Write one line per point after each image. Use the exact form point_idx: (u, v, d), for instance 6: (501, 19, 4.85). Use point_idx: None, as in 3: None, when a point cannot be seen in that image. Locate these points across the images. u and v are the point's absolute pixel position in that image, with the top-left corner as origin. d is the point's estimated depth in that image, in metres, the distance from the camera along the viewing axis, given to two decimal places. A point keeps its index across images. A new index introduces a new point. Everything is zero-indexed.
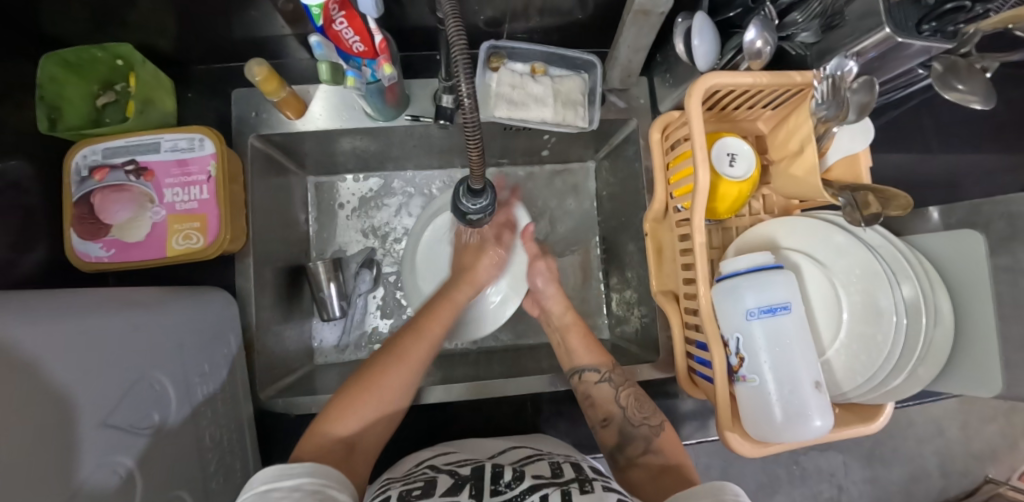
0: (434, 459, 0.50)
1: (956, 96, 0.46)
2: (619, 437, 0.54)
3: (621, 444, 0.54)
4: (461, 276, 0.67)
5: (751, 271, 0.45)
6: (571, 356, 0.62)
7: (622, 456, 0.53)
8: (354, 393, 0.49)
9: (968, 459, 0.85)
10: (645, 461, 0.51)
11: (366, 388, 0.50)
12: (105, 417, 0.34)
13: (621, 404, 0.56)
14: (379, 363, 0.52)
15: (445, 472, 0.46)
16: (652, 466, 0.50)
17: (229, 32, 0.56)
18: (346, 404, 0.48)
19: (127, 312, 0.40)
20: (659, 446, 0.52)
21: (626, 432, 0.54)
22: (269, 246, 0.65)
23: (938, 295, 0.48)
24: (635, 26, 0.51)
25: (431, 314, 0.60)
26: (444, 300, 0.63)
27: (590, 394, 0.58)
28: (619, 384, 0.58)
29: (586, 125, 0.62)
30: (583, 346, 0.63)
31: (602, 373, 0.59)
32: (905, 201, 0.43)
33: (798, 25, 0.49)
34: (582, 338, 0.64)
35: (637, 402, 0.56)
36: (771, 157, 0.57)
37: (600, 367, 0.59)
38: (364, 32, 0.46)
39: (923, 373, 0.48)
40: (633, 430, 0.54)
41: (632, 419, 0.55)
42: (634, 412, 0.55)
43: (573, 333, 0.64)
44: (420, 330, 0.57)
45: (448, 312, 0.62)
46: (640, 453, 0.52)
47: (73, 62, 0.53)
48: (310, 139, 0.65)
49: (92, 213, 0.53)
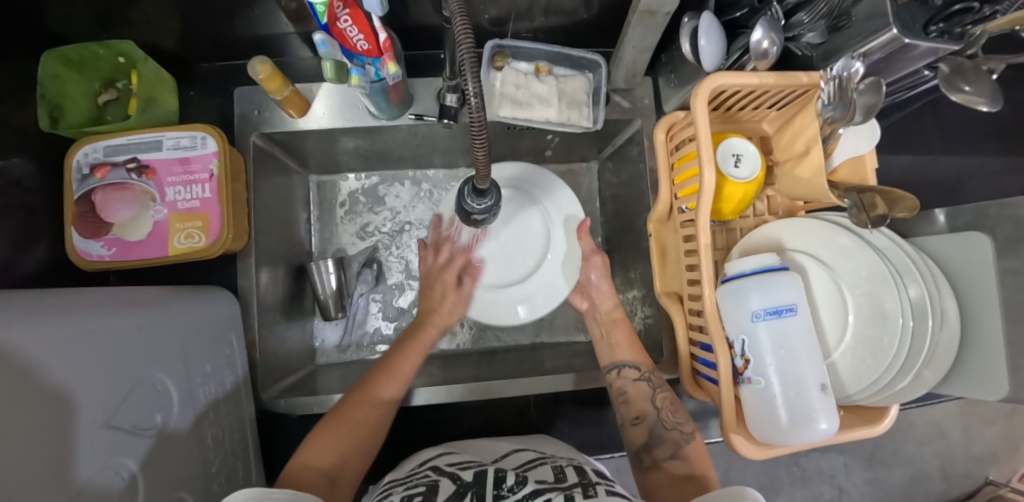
0: (436, 460, 0.50)
1: (961, 99, 0.45)
2: (647, 438, 0.54)
3: (647, 444, 0.53)
4: (424, 318, 0.67)
5: (756, 272, 0.45)
6: (613, 350, 0.62)
7: (647, 457, 0.53)
8: (331, 429, 0.49)
9: (968, 461, 0.85)
10: (668, 466, 0.51)
11: (342, 424, 0.49)
12: (107, 418, 0.34)
13: (655, 405, 0.56)
14: (352, 400, 0.52)
15: (447, 475, 0.45)
16: (675, 473, 0.50)
17: (232, 30, 0.56)
18: (322, 439, 0.48)
19: (130, 311, 0.40)
20: (686, 453, 0.52)
21: (656, 433, 0.54)
22: (270, 245, 0.65)
23: (943, 297, 0.47)
24: (640, 26, 0.51)
25: (403, 353, 0.60)
26: (414, 340, 0.63)
27: (627, 390, 0.57)
28: (656, 386, 0.57)
29: (590, 125, 0.62)
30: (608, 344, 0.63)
31: (642, 372, 0.58)
32: (911, 203, 0.43)
33: (805, 26, 0.49)
34: (628, 335, 0.63)
35: (673, 407, 0.56)
36: (776, 158, 0.57)
37: (641, 366, 0.59)
38: (369, 31, 0.45)
39: (929, 376, 0.47)
40: (662, 432, 0.54)
41: (665, 421, 0.54)
42: (669, 416, 0.55)
43: (619, 328, 0.64)
44: (393, 369, 0.57)
45: (418, 351, 0.61)
46: (666, 457, 0.52)
47: (75, 59, 0.53)
48: (312, 138, 0.65)
49: (93, 211, 0.53)
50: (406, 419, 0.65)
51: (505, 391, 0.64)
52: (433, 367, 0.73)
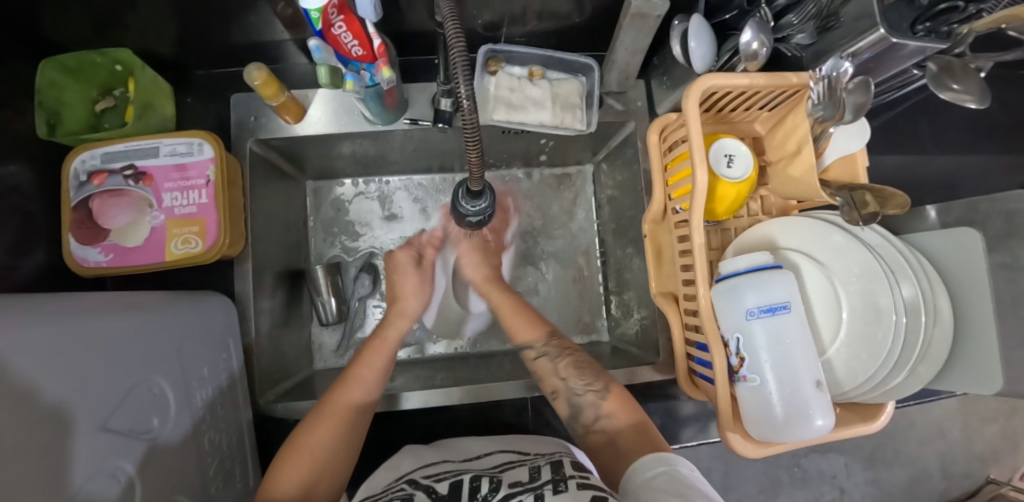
0: (415, 472, 0.49)
1: (950, 96, 0.46)
2: (569, 409, 0.54)
3: (573, 415, 0.54)
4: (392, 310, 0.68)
5: (750, 271, 0.45)
6: (513, 332, 0.64)
7: (578, 425, 0.54)
8: (296, 458, 0.47)
9: (969, 460, 0.85)
10: (599, 428, 0.51)
11: (306, 451, 0.48)
12: (104, 420, 0.34)
13: (563, 376, 0.56)
14: (309, 424, 0.50)
15: (422, 488, 0.45)
16: (606, 432, 0.50)
17: (228, 37, 0.57)
18: (284, 469, 0.47)
19: (129, 315, 0.40)
20: (609, 409, 0.52)
21: (573, 403, 0.54)
22: (269, 250, 0.65)
23: (937, 293, 0.48)
24: (631, 29, 0.52)
25: (360, 361, 0.58)
26: (376, 341, 0.61)
27: (535, 371, 0.59)
28: (555, 356, 0.58)
29: (584, 127, 0.62)
30: (518, 322, 0.64)
31: (538, 349, 0.60)
32: (903, 200, 0.44)
33: (794, 27, 0.49)
34: (518, 314, 0.65)
35: (578, 370, 0.56)
36: (769, 158, 0.58)
37: (536, 343, 0.60)
38: (363, 35, 0.46)
39: (922, 372, 0.48)
40: (580, 400, 0.54)
41: (574, 389, 0.54)
42: (575, 382, 0.55)
43: (503, 309, 0.67)
44: (351, 378, 0.55)
45: (380, 355, 0.59)
46: (592, 421, 0.52)
47: (73, 67, 0.53)
48: (309, 143, 0.66)
49: (91, 217, 0.53)
50: (403, 422, 0.65)
51: (502, 392, 0.63)
52: (430, 369, 0.73)
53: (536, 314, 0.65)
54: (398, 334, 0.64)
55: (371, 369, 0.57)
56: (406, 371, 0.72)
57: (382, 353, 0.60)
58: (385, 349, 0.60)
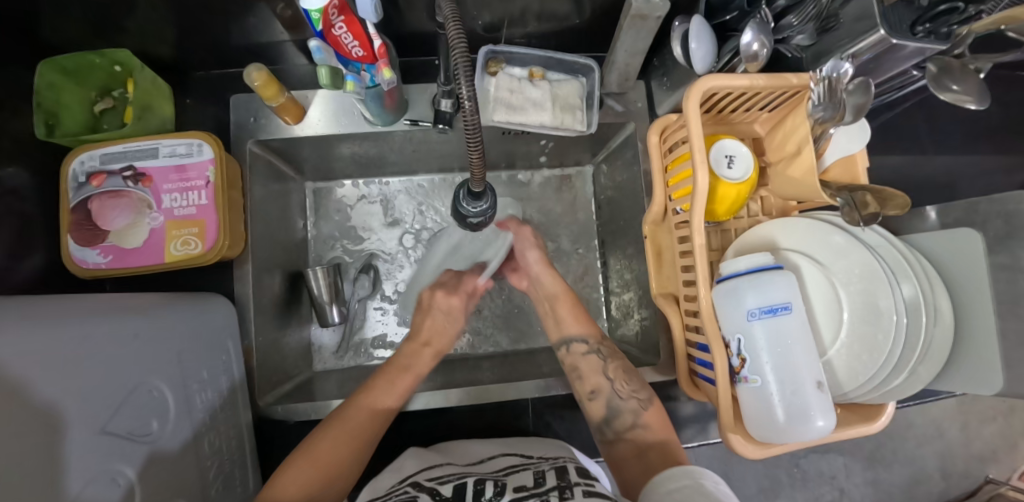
0: (418, 475, 0.49)
1: (950, 97, 0.47)
2: (606, 411, 0.55)
3: (607, 419, 0.55)
4: (421, 343, 0.62)
5: (750, 272, 0.45)
6: (559, 326, 0.63)
7: (609, 431, 0.55)
8: (302, 465, 0.47)
9: (969, 460, 0.85)
10: (630, 436, 0.54)
11: (313, 459, 0.48)
12: (103, 424, 0.34)
13: (609, 377, 0.57)
14: (323, 431, 0.50)
15: (427, 491, 0.44)
16: (637, 442, 0.53)
17: (228, 38, 0.56)
18: (288, 478, 0.46)
19: (128, 317, 0.40)
20: (645, 421, 0.54)
21: (613, 405, 0.55)
22: (268, 252, 0.65)
23: (937, 294, 0.48)
24: (631, 30, 0.52)
25: (377, 380, 0.56)
26: (401, 364, 0.59)
27: (579, 365, 0.59)
28: (607, 356, 0.59)
29: (584, 129, 0.62)
30: (571, 317, 0.63)
31: (590, 345, 0.60)
32: (902, 202, 0.44)
33: (794, 28, 0.49)
34: (572, 309, 0.64)
35: (626, 375, 0.57)
36: (769, 159, 0.58)
37: (588, 339, 0.60)
38: (364, 37, 0.46)
39: (923, 372, 0.48)
40: (620, 404, 0.55)
41: (620, 393, 0.55)
42: (622, 386, 0.56)
43: (563, 303, 0.64)
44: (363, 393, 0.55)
45: (404, 381, 0.57)
46: (627, 428, 0.54)
47: (71, 68, 0.53)
48: (309, 144, 0.65)
49: (89, 218, 0.53)
50: (403, 424, 0.65)
51: (503, 393, 0.63)
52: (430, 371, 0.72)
53: (588, 313, 0.64)
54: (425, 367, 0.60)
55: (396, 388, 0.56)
56: None
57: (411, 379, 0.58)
58: (413, 377, 0.58)
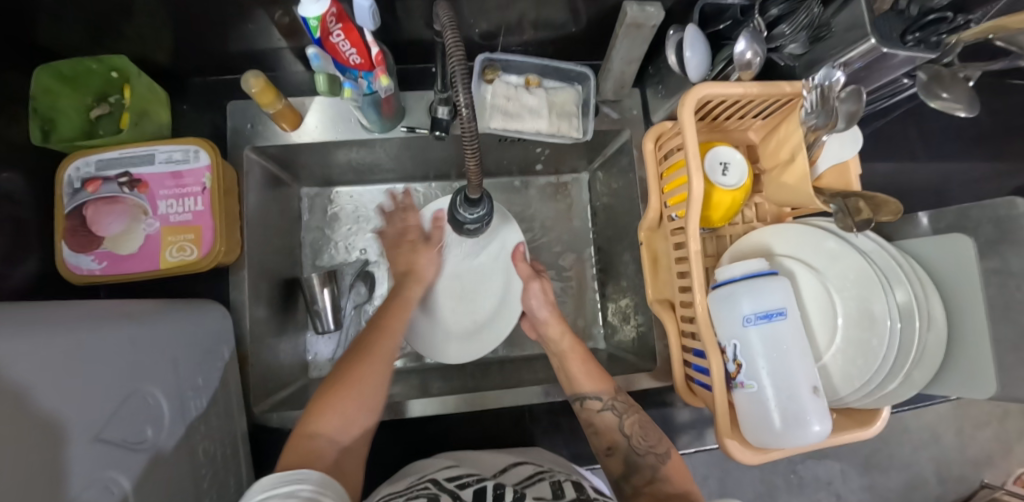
0: (436, 474, 0.49)
1: (941, 105, 0.48)
2: (623, 466, 0.53)
3: (625, 473, 0.53)
4: (405, 275, 0.65)
5: (746, 277, 0.46)
6: (573, 383, 0.60)
7: (627, 485, 0.52)
8: (340, 391, 0.48)
9: (964, 464, 0.86)
10: (649, 490, 0.50)
11: (350, 385, 0.49)
12: (97, 432, 0.33)
13: (625, 432, 0.55)
14: (350, 363, 0.51)
15: (447, 492, 0.43)
16: (658, 494, 0.49)
17: (226, 44, 0.57)
18: (331, 403, 0.47)
19: (123, 325, 0.40)
20: (665, 473, 0.51)
21: (630, 460, 0.53)
22: (263, 258, 0.65)
23: (930, 297, 0.48)
24: (627, 39, 0.53)
25: (386, 313, 0.60)
26: (397, 298, 0.62)
27: (596, 423, 0.57)
28: (622, 412, 0.56)
29: (580, 136, 0.63)
30: (582, 373, 0.60)
31: (604, 402, 0.57)
32: (895, 207, 0.46)
33: (786, 37, 0.50)
34: (583, 364, 0.61)
35: (643, 430, 0.54)
36: (763, 166, 0.58)
37: (602, 395, 0.57)
38: (362, 44, 0.46)
39: (918, 377, 0.48)
40: (638, 459, 0.53)
41: (637, 448, 0.53)
42: (639, 441, 0.54)
43: (572, 359, 0.62)
44: (384, 328, 0.57)
45: (404, 309, 0.61)
46: (645, 483, 0.51)
47: (68, 74, 0.53)
48: (306, 151, 0.66)
49: (84, 224, 0.52)
50: (401, 432, 0.64)
51: (500, 401, 0.63)
52: (426, 379, 0.72)
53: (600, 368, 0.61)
54: (416, 294, 0.64)
55: (398, 320, 0.59)
56: (402, 380, 0.71)
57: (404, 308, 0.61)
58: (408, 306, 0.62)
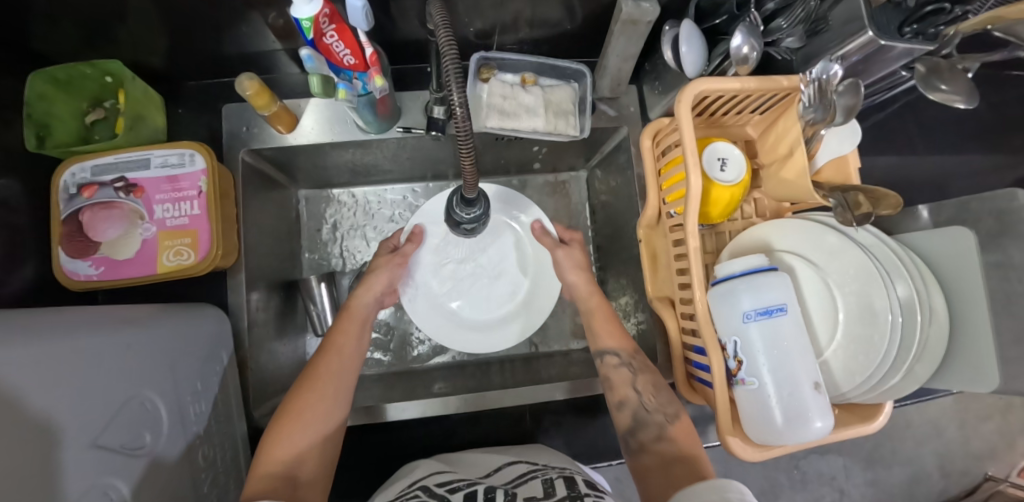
0: (427, 479, 0.49)
1: (939, 97, 0.48)
2: (631, 422, 0.54)
3: (632, 429, 0.53)
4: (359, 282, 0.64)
5: (745, 274, 0.45)
6: (596, 338, 0.60)
7: (634, 440, 0.53)
8: (287, 422, 0.48)
9: (967, 458, 0.86)
10: (657, 448, 0.50)
11: (296, 416, 0.48)
12: (94, 438, 0.33)
13: (637, 389, 0.55)
14: (298, 392, 0.50)
15: (436, 498, 0.43)
16: (664, 454, 0.50)
17: (220, 47, 0.56)
18: (279, 438, 0.47)
19: (119, 330, 0.40)
20: (671, 433, 0.51)
21: (639, 417, 0.53)
22: (261, 261, 0.65)
23: (930, 291, 0.48)
24: (623, 35, 0.52)
25: (333, 330, 0.58)
26: (346, 310, 0.60)
27: (609, 377, 0.57)
28: (637, 369, 0.55)
29: (577, 134, 0.62)
30: (605, 329, 0.60)
31: (622, 358, 0.57)
32: (895, 200, 0.45)
33: (784, 31, 0.49)
34: (608, 321, 0.60)
35: (654, 389, 0.54)
36: (761, 160, 0.58)
37: (621, 351, 0.57)
38: (355, 45, 0.46)
39: (920, 370, 0.48)
40: (646, 416, 0.53)
41: (646, 405, 0.53)
42: (650, 399, 0.53)
43: (599, 315, 0.62)
44: (329, 346, 0.55)
45: (351, 323, 0.59)
46: (653, 439, 0.51)
47: (62, 79, 0.53)
48: (303, 153, 0.65)
49: (81, 230, 0.52)
50: (404, 433, 0.64)
51: (500, 401, 0.63)
52: (427, 380, 0.71)
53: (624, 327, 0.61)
54: (365, 303, 0.62)
55: (345, 337, 0.57)
56: (403, 381, 0.71)
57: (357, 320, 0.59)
58: (358, 317, 0.60)
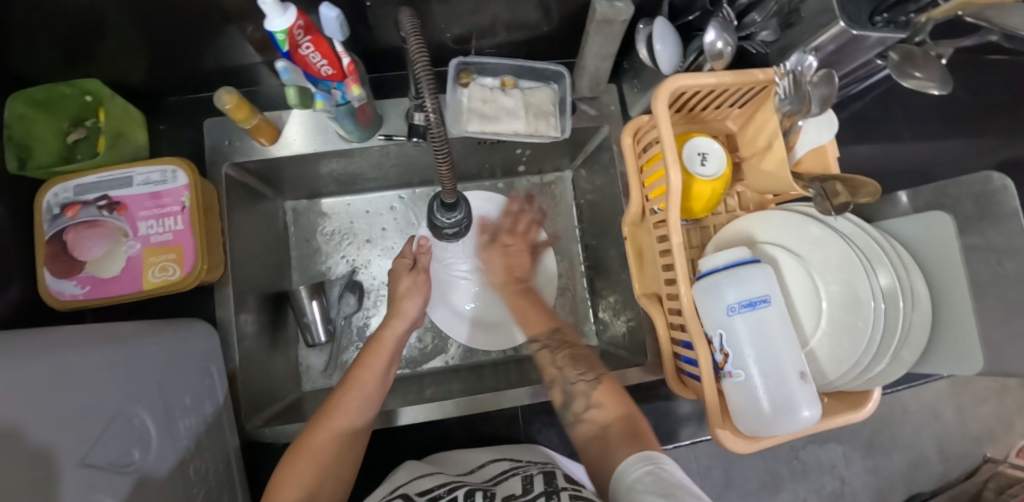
0: (408, 487, 0.48)
1: (914, 84, 0.48)
2: (563, 398, 0.56)
3: (566, 403, 0.55)
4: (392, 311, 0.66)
5: (729, 267, 0.46)
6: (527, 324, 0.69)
7: (569, 414, 0.54)
8: (299, 459, 0.48)
9: (965, 441, 0.86)
10: (590, 417, 0.51)
11: (308, 454, 0.49)
12: (83, 456, 0.33)
13: (559, 366, 0.59)
14: (312, 428, 0.51)
15: None
16: (596, 422, 0.50)
17: (200, 62, 0.57)
18: (288, 475, 0.47)
19: (105, 348, 0.40)
20: (597, 399, 0.53)
21: (568, 391, 0.55)
22: (249, 274, 0.65)
23: (913, 277, 0.48)
24: (599, 35, 0.53)
25: (359, 364, 0.58)
26: (374, 343, 0.62)
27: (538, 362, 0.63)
28: (555, 348, 0.62)
29: (558, 134, 0.63)
30: (528, 318, 0.69)
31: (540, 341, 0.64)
32: (873, 188, 0.44)
33: (758, 25, 0.51)
34: (529, 310, 0.70)
35: (573, 361, 0.59)
36: (742, 154, 0.58)
37: (538, 335, 0.64)
38: (332, 55, 0.47)
39: (906, 356, 0.48)
40: (571, 388, 0.55)
41: (569, 377, 0.57)
42: (570, 371, 0.57)
43: (525, 307, 0.71)
44: (351, 382, 0.56)
45: (379, 356, 0.60)
46: (583, 410, 0.53)
47: (42, 100, 0.53)
48: (287, 164, 0.66)
49: (65, 250, 0.52)
50: (400, 439, 0.64)
51: (494, 404, 0.63)
52: (421, 385, 0.71)
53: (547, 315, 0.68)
54: (396, 333, 0.64)
55: (370, 373, 0.57)
56: (397, 388, 0.71)
57: (383, 353, 0.60)
58: (386, 349, 0.61)
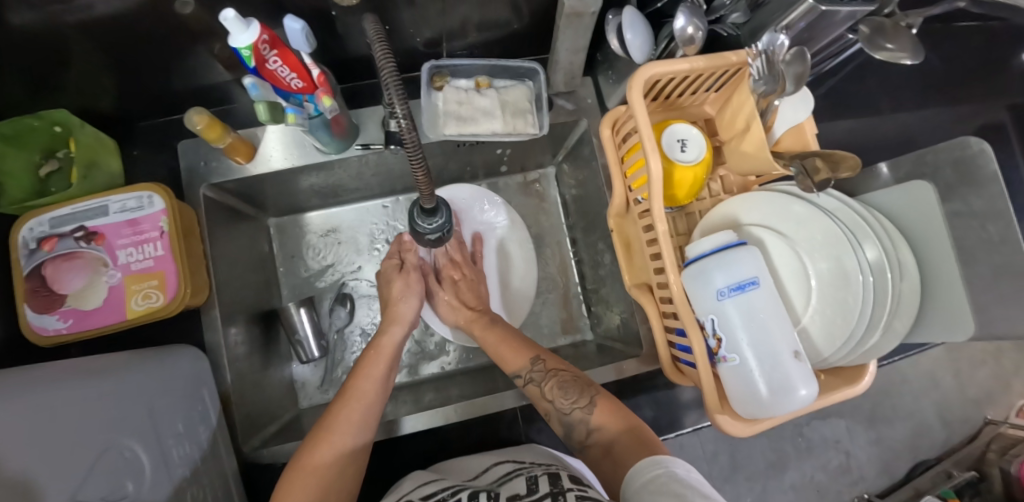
0: (413, 493, 0.48)
1: (886, 55, 0.48)
2: (563, 427, 0.54)
3: (567, 433, 0.53)
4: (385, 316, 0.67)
5: (716, 251, 0.46)
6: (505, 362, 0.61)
7: (575, 442, 0.53)
8: (299, 476, 0.46)
9: (965, 405, 0.86)
10: (594, 440, 0.50)
11: (309, 469, 0.47)
12: (72, 493, 0.33)
13: (550, 398, 0.55)
14: (311, 442, 0.50)
15: None
16: (602, 443, 0.50)
17: (169, 84, 0.56)
18: (290, 490, 0.45)
19: (89, 381, 0.39)
20: (598, 422, 0.51)
21: (566, 423, 0.53)
22: (235, 294, 0.64)
23: (899, 247, 0.49)
24: (570, 29, 0.52)
25: (360, 372, 0.58)
26: (372, 349, 0.62)
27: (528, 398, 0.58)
28: (541, 380, 0.56)
29: (537, 131, 0.62)
30: (506, 351, 0.61)
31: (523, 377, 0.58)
32: (853, 162, 0.44)
33: (728, 7, 0.52)
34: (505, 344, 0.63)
35: (563, 390, 0.54)
36: (721, 137, 0.58)
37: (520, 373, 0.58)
38: (300, 67, 0.47)
39: (898, 326, 0.48)
40: (569, 418, 0.53)
41: (563, 409, 0.53)
42: (563, 402, 0.53)
43: (499, 343, 0.63)
44: (350, 392, 0.55)
45: (377, 364, 0.59)
46: (586, 435, 0.51)
47: (10, 134, 0.52)
48: (267, 181, 0.65)
49: (44, 284, 0.51)
50: (401, 448, 0.64)
51: (493, 405, 0.62)
52: (419, 392, 0.71)
53: (525, 341, 0.62)
54: (394, 340, 0.64)
55: (366, 380, 0.57)
56: (395, 397, 0.70)
57: (382, 357, 0.60)
58: (384, 355, 0.61)
